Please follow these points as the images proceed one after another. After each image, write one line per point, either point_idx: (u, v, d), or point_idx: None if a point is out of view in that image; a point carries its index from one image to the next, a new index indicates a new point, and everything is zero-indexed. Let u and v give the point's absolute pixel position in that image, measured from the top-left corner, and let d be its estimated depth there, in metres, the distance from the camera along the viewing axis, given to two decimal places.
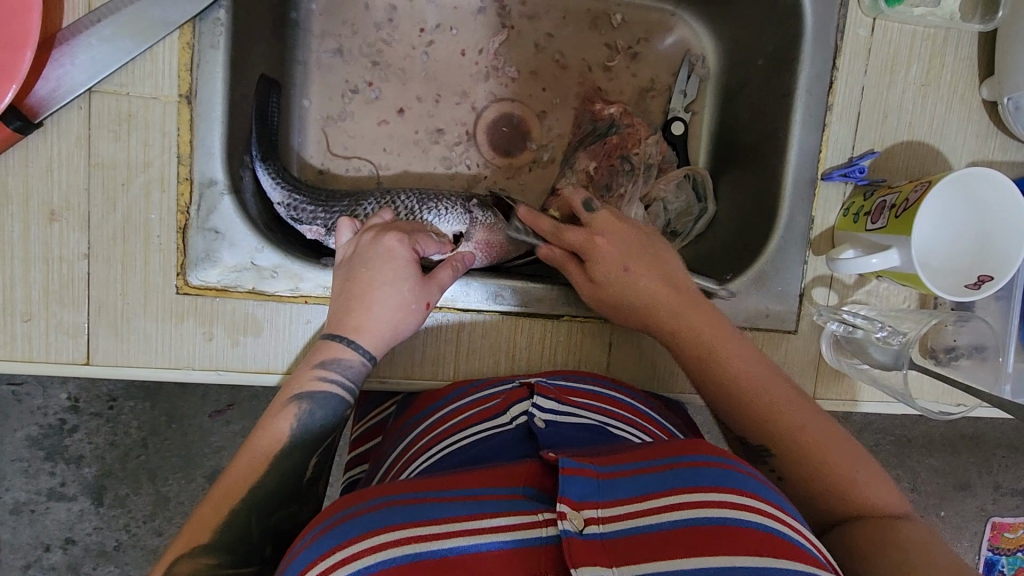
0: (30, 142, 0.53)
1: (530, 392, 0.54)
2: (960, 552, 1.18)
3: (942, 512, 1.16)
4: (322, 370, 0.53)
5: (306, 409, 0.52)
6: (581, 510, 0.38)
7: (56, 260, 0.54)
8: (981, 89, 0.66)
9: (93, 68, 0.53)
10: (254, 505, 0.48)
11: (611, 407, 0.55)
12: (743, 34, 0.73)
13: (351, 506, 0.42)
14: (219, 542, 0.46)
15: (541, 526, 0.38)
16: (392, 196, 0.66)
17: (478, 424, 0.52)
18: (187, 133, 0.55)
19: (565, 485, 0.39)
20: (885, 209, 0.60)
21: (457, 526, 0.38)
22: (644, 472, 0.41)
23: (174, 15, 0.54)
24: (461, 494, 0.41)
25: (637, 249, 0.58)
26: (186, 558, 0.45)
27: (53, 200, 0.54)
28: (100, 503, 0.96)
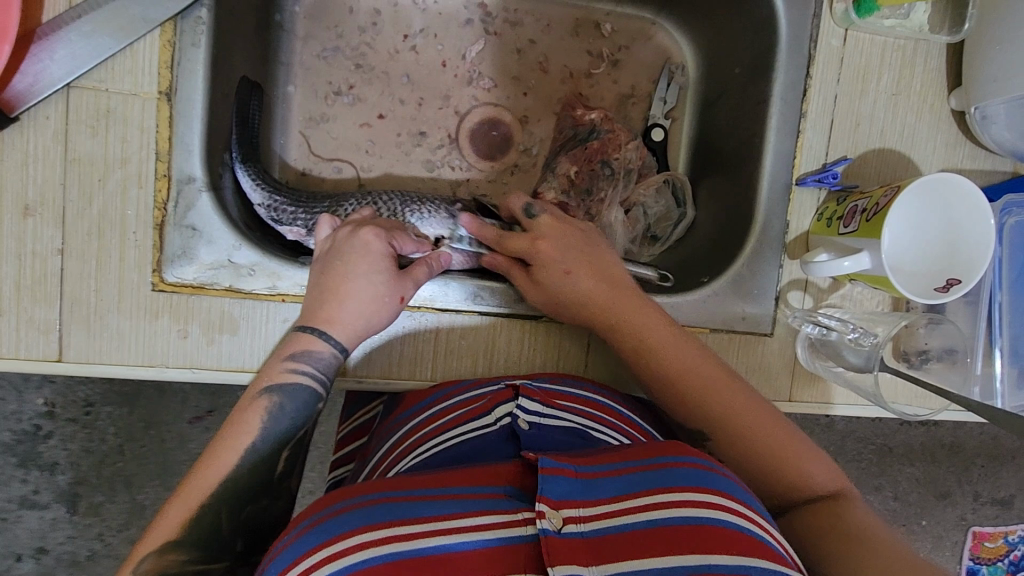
0: (7, 136, 0.52)
1: (516, 393, 0.54)
2: (941, 561, 1.19)
3: (923, 521, 1.17)
4: (292, 362, 0.52)
5: (276, 402, 0.52)
6: (560, 510, 0.38)
7: (30, 255, 0.54)
8: (949, 99, 0.68)
9: (71, 64, 0.53)
10: (223, 499, 0.48)
11: (587, 407, 0.55)
12: (722, 43, 0.75)
13: (331, 505, 0.42)
14: (184, 537, 0.46)
15: (522, 525, 0.38)
16: (374, 198, 0.66)
17: (463, 424, 0.52)
18: (166, 129, 0.55)
19: (544, 486, 0.39)
20: (856, 213, 0.61)
21: (437, 523, 0.38)
22: (625, 472, 0.41)
23: (155, 13, 0.54)
24: (438, 493, 0.41)
25: (581, 256, 0.60)
26: (151, 555, 0.44)
27: (28, 195, 0.53)
28: (74, 511, 0.94)
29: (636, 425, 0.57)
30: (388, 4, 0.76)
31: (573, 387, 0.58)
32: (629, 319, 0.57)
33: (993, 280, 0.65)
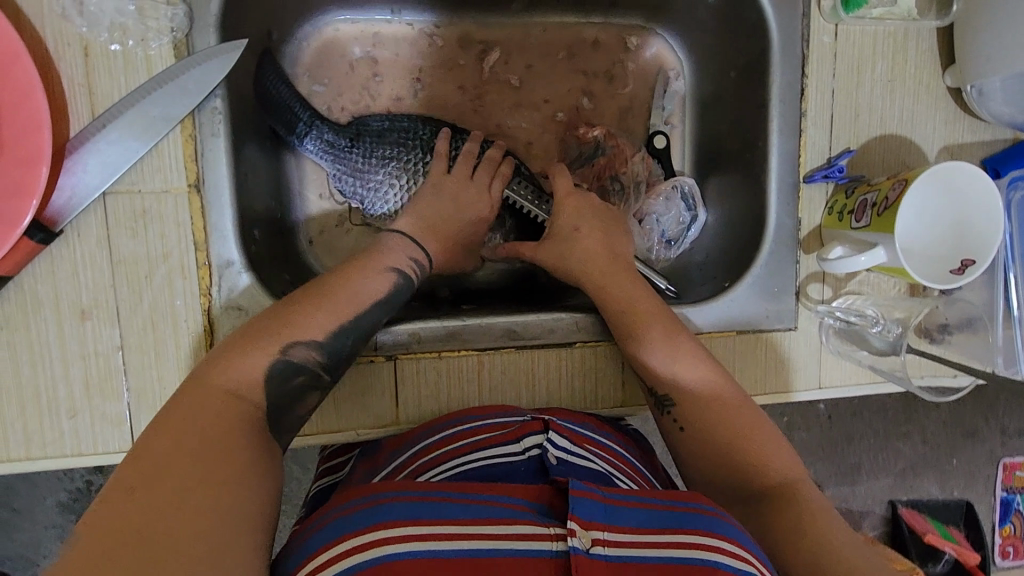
0: (55, 249, 0.55)
1: (545, 426, 0.56)
2: (974, 496, 1.22)
3: (953, 461, 1.21)
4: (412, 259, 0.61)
5: (402, 275, 0.60)
6: (589, 530, 0.42)
7: (93, 355, 0.57)
8: (944, 77, 0.69)
9: (103, 173, 0.55)
10: (355, 329, 0.56)
11: (610, 455, 0.58)
12: (715, 47, 0.76)
13: (372, 493, 0.46)
14: (324, 346, 0.54)
15: (552, 539, 0.42)
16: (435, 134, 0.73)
17: (489, 448, 0.55)
18: (201, 219, 0.58)
19: (575, 505, 0.43)
20: (867, 207, 0.63)
21: (473, 528, 0.42)
22: (646, 507, 0.46)
23: (174, 111, 0.56)
24: (476, 495, 0.45)
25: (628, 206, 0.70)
26: (297, 345, 0.52)
27: (83, 300, 0.56)
28: None
29: (633, 465, 0.60)
30: (384, 52, 0.77)
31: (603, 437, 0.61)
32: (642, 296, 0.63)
33: (1007, 252, 0.66)
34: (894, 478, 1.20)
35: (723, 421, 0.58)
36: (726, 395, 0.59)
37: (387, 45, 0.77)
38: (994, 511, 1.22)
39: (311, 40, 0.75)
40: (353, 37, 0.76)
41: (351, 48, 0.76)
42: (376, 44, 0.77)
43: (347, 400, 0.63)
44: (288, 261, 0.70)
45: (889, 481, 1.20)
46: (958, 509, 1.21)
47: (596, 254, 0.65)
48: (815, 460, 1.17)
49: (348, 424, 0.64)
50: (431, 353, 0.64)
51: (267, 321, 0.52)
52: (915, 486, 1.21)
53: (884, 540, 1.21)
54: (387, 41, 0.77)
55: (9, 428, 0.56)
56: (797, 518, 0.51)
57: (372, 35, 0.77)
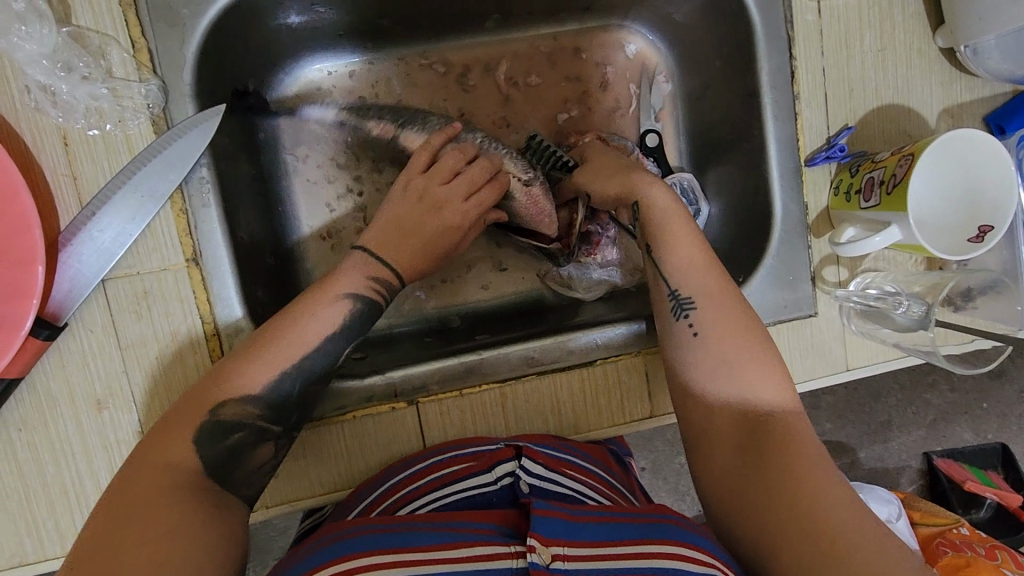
0: (62, 344, 0.55)
1: (518, 451, 0.55)
2: (1009, 437, 1.21)
3: (983, 405, 1.19)
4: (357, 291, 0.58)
5: (348, 308, 0.57)
6: (549, 546, 0.41)
7: (115, 443, 0.56)
8: (936, 39, 0.68)
9: (99, 260, 0.54)
10: (299, 373, 0.54)
11: (596, 482, 0.56)
12: (696, 39, 0.74)
13: (342, 528, 0.45)
14: (262, 397, 0.52)
15: (512, 556, 0.41)
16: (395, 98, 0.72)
17: (460, 479, 0.53)
18: (203, 292, 0.57)
19: (536, 524, 0.43)
20: (874, 185, 0.62)
21: (432, 553, 0.41)
22: (610, 522, 0.45)
23: (162, 188, 0.55)
24: (440, 524, 0.45)
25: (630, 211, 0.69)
26: (229, 403, 0.50)
27: (98, 390, 0.56)
28: None
29: (614, 487, 0.59)
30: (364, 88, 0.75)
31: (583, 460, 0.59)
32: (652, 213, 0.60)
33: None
34: (926, 430, 1.18)
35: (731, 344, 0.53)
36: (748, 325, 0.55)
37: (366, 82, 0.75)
38: None
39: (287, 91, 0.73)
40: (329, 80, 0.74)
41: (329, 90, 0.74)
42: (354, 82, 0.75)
43: (375, 449, 0.62)
44: None
45: (920, 434, 1.17)
46: (994, 452, 1.18)
47: None
48: (845, 423, 1.15)
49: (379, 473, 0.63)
50: (452, 392, 0.64)
51: (200, 385, 0.50)
52: (948, 435, 1.19)
53: (924, 494, 1.19)
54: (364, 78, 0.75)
55: (41, 525, 0.56)
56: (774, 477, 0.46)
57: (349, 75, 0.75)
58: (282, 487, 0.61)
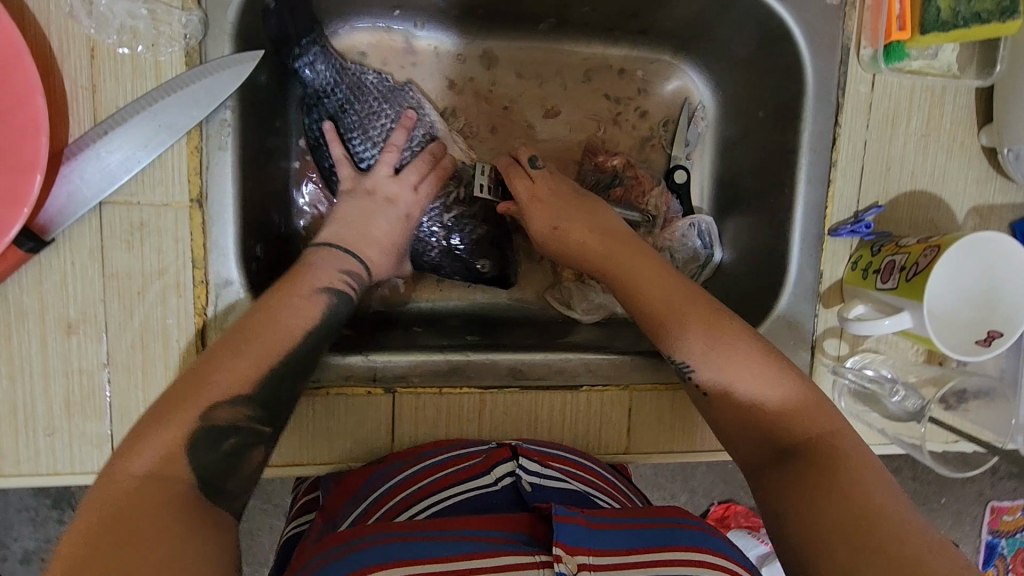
0: (44, 258, 0.52)
1: (513, 451, 0.54)
2: (959, 537, 1.20)
3: (943, 500, 1.19)
4: (343, 275, 0.59)
5: (326, 304, 0.56)
6: (574, 555, 0.39)
7: (77, 371, 0.54)
8: (980, 136, 0.67)
9: (101, 182, 0.52)
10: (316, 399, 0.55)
11: (580, 471, 0.55)
12: (745, 86, 0.73)
13: (345, 542, 0.42)
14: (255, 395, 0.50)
15: (538, 567, 0.39)
16: (389, 112, 0.67)
17: (458, 482, 0.51)
18: (200, 236, 0.55)
19: (558, 531, 0.40)
20: (894, 269, 0.61)
21: (454, 564, 0.39)
22: (624, 525, 0.43)
23: (182, 120, 0.53)
24: (449, 532, 0.42)
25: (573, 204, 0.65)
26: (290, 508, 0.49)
27: (70, 313, 0.54)
28: None
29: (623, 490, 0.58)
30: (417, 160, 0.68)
31: (568, 450, 0.58)
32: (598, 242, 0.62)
33: None
34: None
35: (733, 377, 0.54)
36: (729, 341, 0.55)
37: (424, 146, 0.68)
38: (978, 553, 1.20)
39: (336, 44, 0.72)
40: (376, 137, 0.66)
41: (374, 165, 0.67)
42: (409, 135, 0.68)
43: (341, 430, 0.61)
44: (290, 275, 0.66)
45: None
46: None
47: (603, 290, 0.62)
48: None
49: (338, 456, 0.61)
50: (431, 389, 0.62)
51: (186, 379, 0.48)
52: None
53: None
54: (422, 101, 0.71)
55: None
56: (831, 479, 0.46)
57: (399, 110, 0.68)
58: None
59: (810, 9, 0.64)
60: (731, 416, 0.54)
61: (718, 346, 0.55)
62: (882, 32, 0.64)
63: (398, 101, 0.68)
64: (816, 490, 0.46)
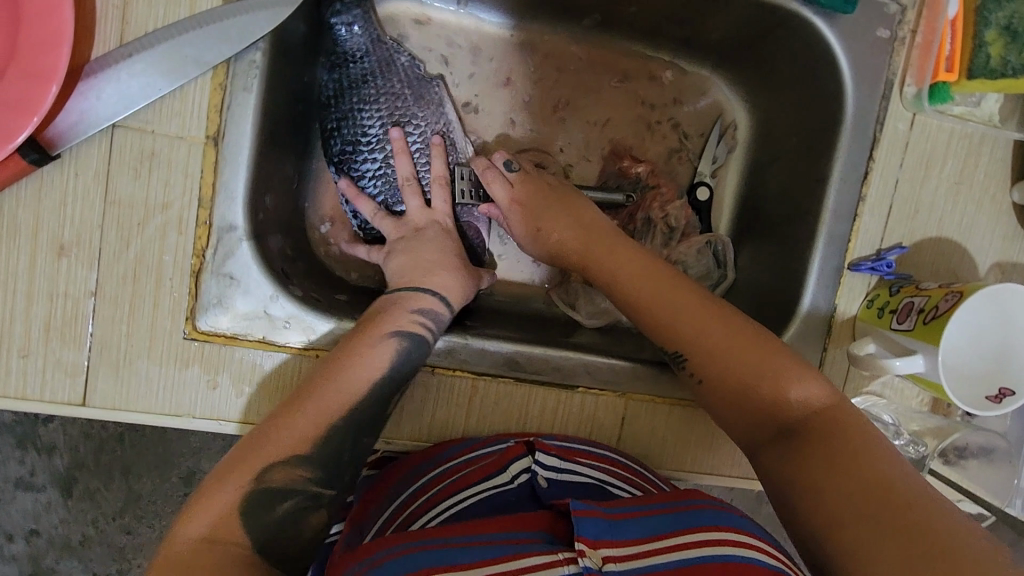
0: (46, 173, 0.51)
1: (529, 448, 0.54)
2: None
3: None
4: (416, 315, 0.56)
5: (398, 348, 0.54)
6: (597, 548, 0.39)
7: (62, 295, 0.52)
8: (1012, 191, 0.66)
9: (117, 104, 0.51)
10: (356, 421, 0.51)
11: (605, 465, 0.55)
12: (780, 110, 0.72)
13: (364, 557, 0.40)
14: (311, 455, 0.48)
15: (563, 563, 0.38)
16: (411, 98, 0.66)
17: (479, 483, 0.52)
18: (211, 175, 0.53)
19: (578, 524, 0.40)
20: (912, 311, 0.60)
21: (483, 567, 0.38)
22: (644, 515, 0.43)
23: (209, 55, 0.52)
24: (471, 538, 0.42)
25: (558, 205, 0.63)
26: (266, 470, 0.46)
27: (65, 234, 0.52)
28: (69, 496, 0.94)
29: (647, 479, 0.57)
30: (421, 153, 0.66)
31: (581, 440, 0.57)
32: (585, 248, 0.61)
33: None
34: None
35: (716, 359, 0.53)
36: (707, 319, 0.55)
37: (430, 139, 0.66)
38: None
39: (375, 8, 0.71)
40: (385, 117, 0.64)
41: (379, 147, 0.64)
42: (416, 125, 0.66)
43: None
44: (295, 234, 0.64)
45: None
46: None
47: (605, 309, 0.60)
48: None
49: None
50: (424, 367, 0.60)
51: (254, 437, 0.48)
52: None
53: None
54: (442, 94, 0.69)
55: None
56: (827, 452, 0.46)
57: (415, 98, 0.66)
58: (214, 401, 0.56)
59: (859, 40, 0.63)
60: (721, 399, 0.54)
61: (698, 328, 0.54)
62: (929, 71, 0.63)
63: (423, 90, 0.67)
64: (815, 463, 0.46)
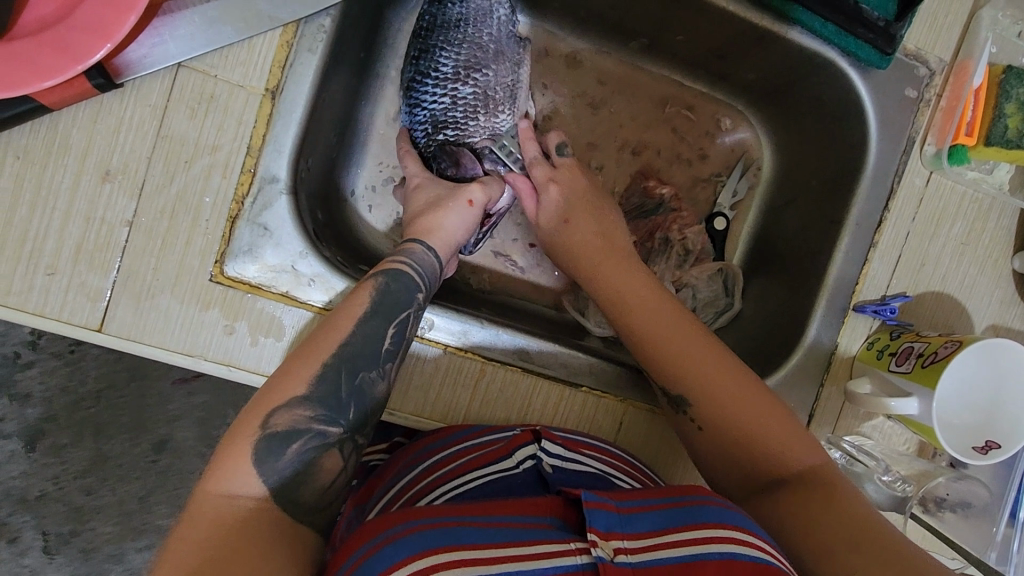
0: (107, 100, 0.53)
1: (535, 435, 0.54)
2: None
3: None
4: (396, 256, 0.56)
5: (375, 286, 0.54)
6: (609, 540, 0.40)
7: (99, 220, 0.53)
8: (1013, 259, 0.70)
9: (187, 45, 0.53)
10: (343, 361, 0.51)
11: (604, 458, 0.56)
12: (804, 154, 0.76)
13: (379, 531, 0.41)
14: (312, 393, 0.49)
15: (576, 553, 0.39)
16: (493, 54, 0.64)
17: (482, 466, 0.52)
18: (264, 127, 0.55)
19: (591, 516, 0.41)
20: (911, 354, 0.62)
21: (496, 552, 0.39)
22: (651, 510, 0.44)
23: (282, 13, 0.55)
24: (482, 519, 0.43)
25: (586, 208, 0.65)
26: (280, 411, 0.47)
27: (113, 161, 0.53)
28: (34, 449, 0.92)
29: (640, 469, 0.59)
30: (480, 99, 0.64)
31: (582, 434, 0.59)
32: (604, 266, 0.62)
33: None
34: None
35: (722, 402, 0.55)
36: (717, 362, 0.57)
37: (490, 96, 0.64)
38: None
39: None
40: (460, 61, 0.62)
41: (445, 86, 0.63)
42: (485, 75, 0.63)
43: None
44: (327, 201, 0.65)
45: None
46: None
47: (621, 296, 0.61)
48: None
49: None
50: (437, 344, 0.61)
51: (269, 383, 0.49)
52: None
53: None
54: (523, 60, 0.67)
55: None
56: (821, 502, 0.49)
57: (494, 54, 0.64)
58: (226, 348, 0.56)
59: (888, 95, 0.67)
60: (719, 443, 0.55)
61: (707, 370, 0.56)
62: (950, 134, 0.66)
63: (506, 51, 0.65)
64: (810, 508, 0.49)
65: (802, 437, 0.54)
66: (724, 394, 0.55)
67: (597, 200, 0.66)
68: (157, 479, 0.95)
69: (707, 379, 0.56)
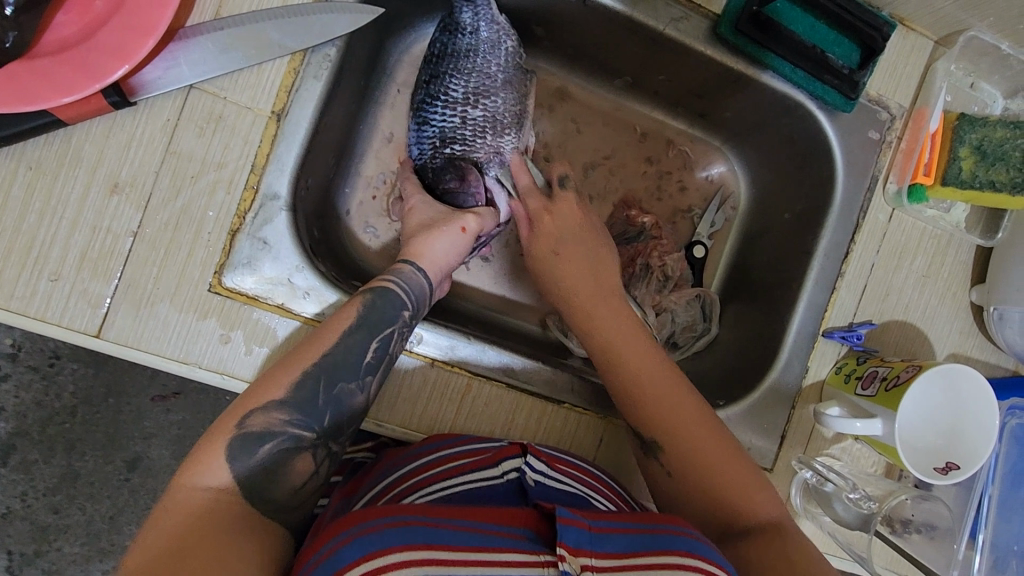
0: (121, 117, 0.56)
1: (522, 450, 0.56)
2: None
3: None
4: (385, 275, 0.58)
5: (363, 303, 0.56)
6: (577, 556, 0.41)
7: (104, 229, 0.55)
8: (971, 292, 0.74)
9: (199, 69, 0.56)
10: (323, 370, 0.52)
11: (583, 477, 0.58)
12: (778, 188, 0.81)
13: (354, 524, 0.43)
14: (287, 400, 0.51)
15: (541, 565, 0.40)
16: (501, 83, 0.67)
17: (463, 475, 0.54)
18: (268, 146, 0.58)
19: (562, 531, 0.42)
20: (876, 378, 0.66)
21: (464, 555, 0.41)
22: (626, 532, 0.44)
23: (291, 42, 0.58)
24: (457, 523, 0.44)
25: (576, 243, 0.66)
26: (257, 411, 0.50)
27: (122, 174, 0.56)
28: (4, 463, 0.91)
29: (614, 488, 0.60)
30: (488, 121, 0.67)
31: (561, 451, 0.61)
32: (590, 301, 0.64)
33: (989, 472, 0.67)
34: None
35: (694, 449, 0.57)
36: (695, 411, 0.59)
37: (500, 120, 0.68)
38: None
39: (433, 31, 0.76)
40: (468, 87, 0.66)
41: (455, 108, 0.67)
42: (494, 102, 0.67)
43: None
44: (322, 219, 0.68)
45: None
46: None
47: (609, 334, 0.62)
48: None
49: None
50: (425, 358, 0.63)
51: (252, 388, 0.51)
52: None
53: None
54: (529, 91, 0.71)
55: None
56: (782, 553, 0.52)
57: (502, 84, 0.68)
58: (219, 355, 0.57)
59: (853, 136, 0.72)
60: (684, 486, 0.57)
61: (682, 423, 0.58)
62: (909, 173, 0.72)
63: (512, 81, 0.68)
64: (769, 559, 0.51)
65: (769, 497, 0.57)
66: (697, 449, 0.57)
67: (592, 238, 0.67)
68: (128, 497, 0.94)
69: (681, 429, 0.58)
